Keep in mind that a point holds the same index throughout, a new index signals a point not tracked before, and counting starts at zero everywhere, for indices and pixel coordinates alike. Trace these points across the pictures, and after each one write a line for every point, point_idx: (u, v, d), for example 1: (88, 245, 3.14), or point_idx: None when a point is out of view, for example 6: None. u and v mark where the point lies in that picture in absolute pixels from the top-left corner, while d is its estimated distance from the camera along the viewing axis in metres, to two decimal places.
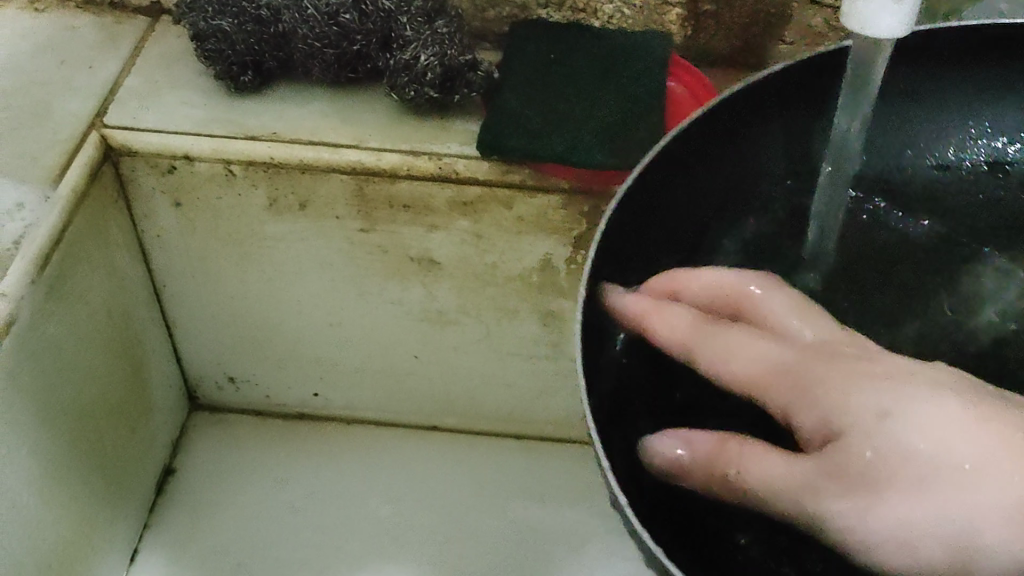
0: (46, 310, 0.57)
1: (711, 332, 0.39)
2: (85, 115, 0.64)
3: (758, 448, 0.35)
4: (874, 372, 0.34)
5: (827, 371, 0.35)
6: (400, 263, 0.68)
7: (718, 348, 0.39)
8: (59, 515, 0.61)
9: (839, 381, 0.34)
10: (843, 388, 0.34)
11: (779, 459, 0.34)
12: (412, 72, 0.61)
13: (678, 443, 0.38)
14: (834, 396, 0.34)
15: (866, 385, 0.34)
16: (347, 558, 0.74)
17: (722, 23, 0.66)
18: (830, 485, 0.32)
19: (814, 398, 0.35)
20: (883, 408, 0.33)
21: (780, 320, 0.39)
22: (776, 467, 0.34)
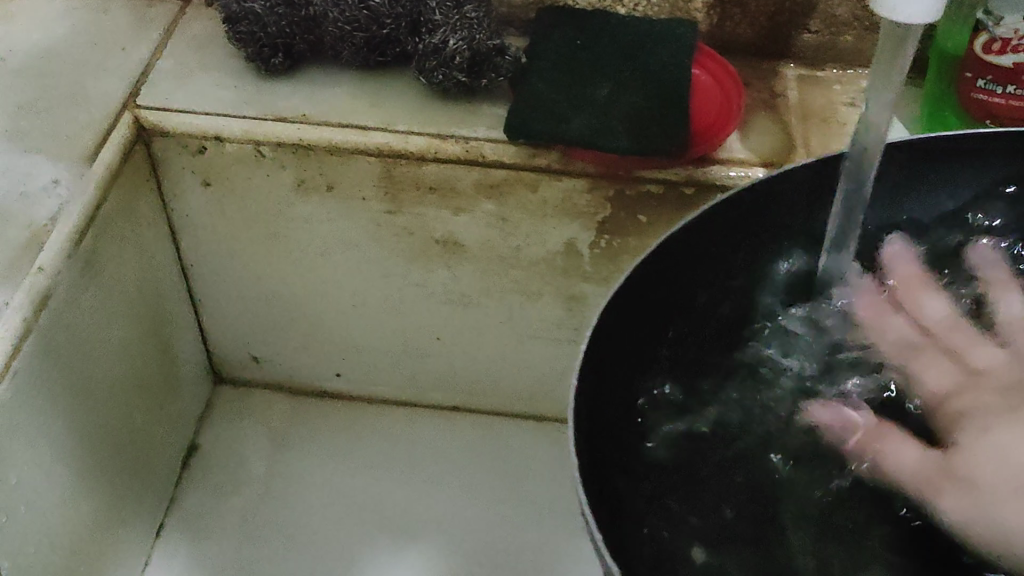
0: (82, 285, 0.58)
1: (893, 342, 0.45)
2: (119, 95, 0.65)
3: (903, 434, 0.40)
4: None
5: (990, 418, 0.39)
6: (426, 245, 0.69)
7: (878, 340, 0.45)
8: (91, 485, 0.62)
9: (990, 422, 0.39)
10: (977, 414, 0.40)
11: (915, 450, 0.39)
12: (440, 56, 0.61)
13: (847, 416, 0.42)
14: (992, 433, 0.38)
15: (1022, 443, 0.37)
16: (370, 536, 0.74)
17: (747, 11, 0.66)
18: (950, 493, 0.37)
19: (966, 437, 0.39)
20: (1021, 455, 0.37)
21: (956, 340, 0.44)
22: (913, 458, 0.39)
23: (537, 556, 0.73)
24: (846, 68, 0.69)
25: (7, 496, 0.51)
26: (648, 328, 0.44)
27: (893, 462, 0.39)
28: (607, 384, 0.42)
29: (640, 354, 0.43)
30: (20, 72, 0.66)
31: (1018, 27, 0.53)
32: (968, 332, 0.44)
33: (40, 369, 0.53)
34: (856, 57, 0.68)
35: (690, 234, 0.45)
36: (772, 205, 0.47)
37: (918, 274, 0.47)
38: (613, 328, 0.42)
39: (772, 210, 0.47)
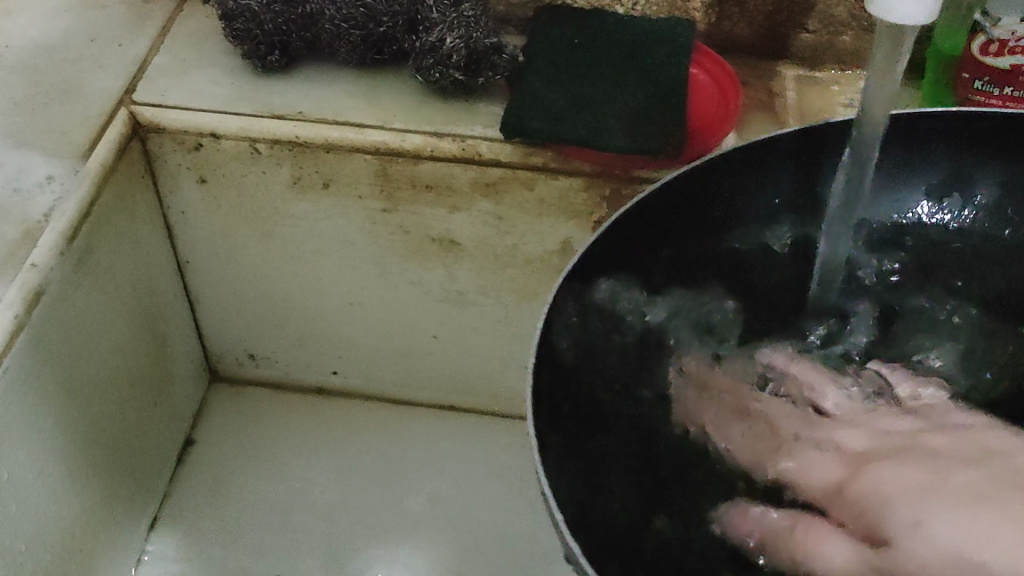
0: (76, 282, 0.58)
1: (780, 445, 0.41)
2: (115, 92, 0.65)
3: (805, 533, 0.36)
4: (923, 466, 0.36)
5: (891, 479, 0.36)
6: (422, 243, 0.69)
7: (762, 439, 0.41)
8: (84, 481, 0.62)
9: (885, 481, 0.36)
10: (872, 469, 0.37)
11: (832, 540, 0.35)
12: (437, 54, 0.61)
13: (749, 518, 0.38)
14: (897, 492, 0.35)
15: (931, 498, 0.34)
16: (363, 535, 0.74)
17: (745, 10, 0.66)
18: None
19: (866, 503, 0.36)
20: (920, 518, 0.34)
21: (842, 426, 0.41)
22: (831, 552, 0.35)
23: (531, 556, 0.73)
24: (845, 68, 0.68)
25: None
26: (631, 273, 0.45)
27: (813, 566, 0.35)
28: (568, 359, 0.42)
29: (605, 333, 0.44)
30: (16, 67, 0.66)
31: (1016, 29, 0.52)
32: (860, 420, 0.41)
33: (31, 366, 0.53)
34: (854, 58, 0.68)
35: (662, 207, 0.45)
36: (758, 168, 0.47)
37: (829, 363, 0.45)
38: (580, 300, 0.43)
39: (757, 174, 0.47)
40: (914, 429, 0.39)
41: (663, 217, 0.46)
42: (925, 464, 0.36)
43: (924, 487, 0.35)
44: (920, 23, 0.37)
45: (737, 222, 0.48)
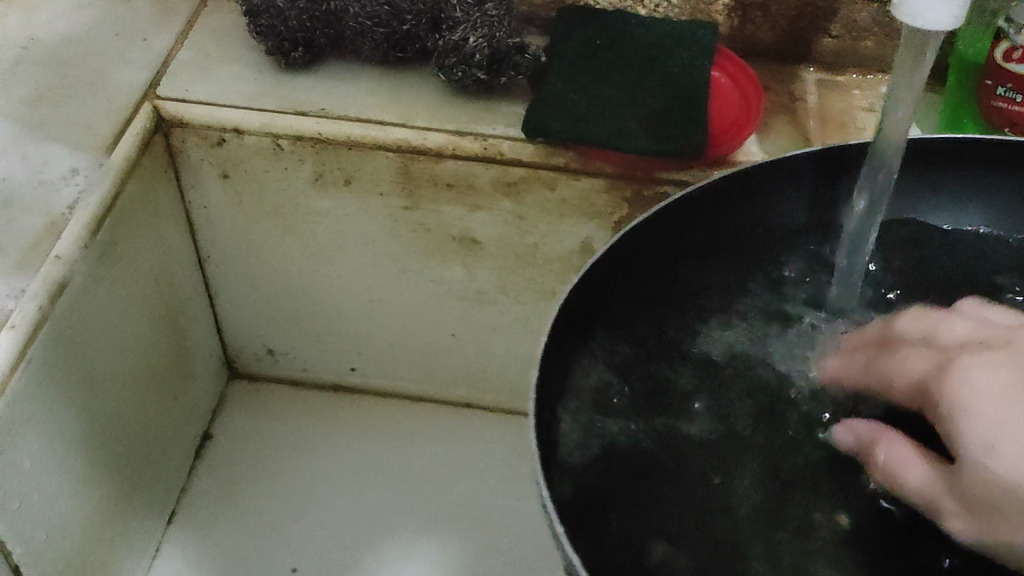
0: (98, 273, 0.58)
1: (882, 356, 0.39)
2: (140, 86, 0.65)
3: (898, 447, 0.35)
4: (1017, 370, 0.33)
5: (976, 375, 0.33)
6: (442, 241, 0.69)
7: (863, 369, 0.40)
8: (105, 472, 0.62)
9: (969, 377, 0.34)
10: (927, 376, 0.36)
11: (923, 463, 0.34)
12: (460, 54, 0.62)
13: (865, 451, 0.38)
14: (972, 392, 0.33)
15: (1004, 401, 0.32)
16: (379, 531, 0.75)
17: (767, 14, 0.66)
18: (951, 502, 0.32)
19: (942, 405, 0.34)
20: (987, 436, 0.31)
21: (945, 322, 0.38)
22: (920, 477, 0.34)
23: (548, 554, 0.73)
24: (868, 73, 0.68)
25: (19, 482, 0.51)
26: (643, 278, 0.44)
27: (908, 486, 0.34)
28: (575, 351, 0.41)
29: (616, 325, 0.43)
30: (41, 59, 0.66)
31: None
32: (966, 316, 0.38)
33: (55, 356, 0.53)
34: (876, 62, 0.68)
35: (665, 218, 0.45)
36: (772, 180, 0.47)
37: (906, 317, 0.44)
38: (580, 299, 0.42)
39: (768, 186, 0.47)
40: (970, 324, 0.38)
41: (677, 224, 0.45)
42: (1012, 367, 0.34)
43: (1001, 391, 0.32)
44: (948, 28, 0.37)
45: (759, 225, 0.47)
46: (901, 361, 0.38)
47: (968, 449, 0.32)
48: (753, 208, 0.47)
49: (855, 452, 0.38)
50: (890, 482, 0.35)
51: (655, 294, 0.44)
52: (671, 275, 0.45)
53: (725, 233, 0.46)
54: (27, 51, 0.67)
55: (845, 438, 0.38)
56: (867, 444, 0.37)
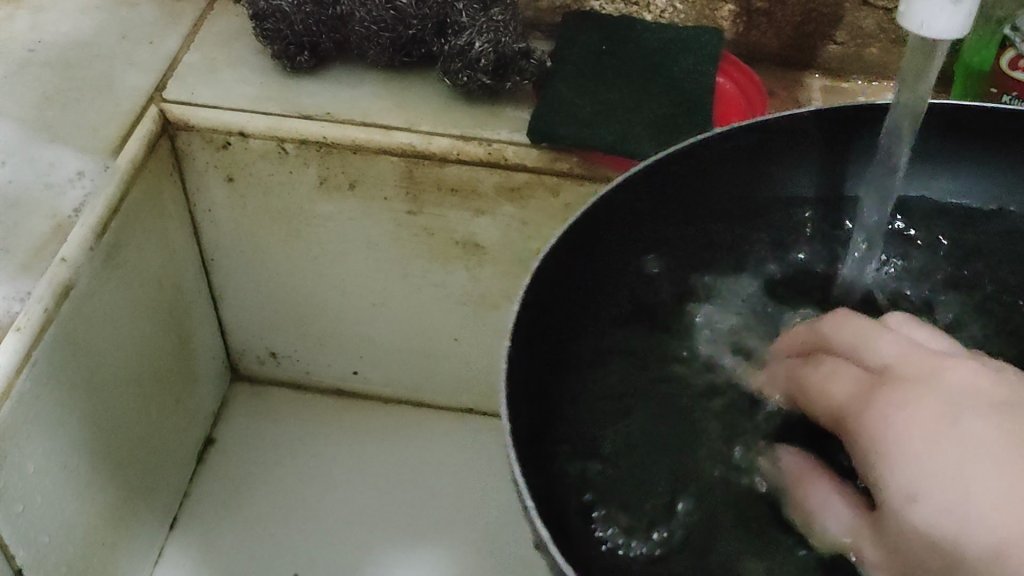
0: (102, 276, 0.58)
1: (805, 373, 0.37)
2: (145, 90, 0.65)
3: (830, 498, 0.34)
4: (936, 406, 0.31)
5: (894, 417, 0.31)
6: (446, 245, 0.69)
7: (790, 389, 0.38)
8: (108, 476, 0.62)
9: (890, 417, 0.31)
10: (853, 407, 0.33)
11: (845, 509, 0.33)
12: (465, 58, 0.62)
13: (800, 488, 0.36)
14: (889, 438, 0.31)
15: (921, 451, 0.30)
16: (382, 535, 0.75)
17: (772, 20, 0.66)
18: (871, 546, 0.31)
19: (861, 442, 0.32)
20: (908, 486, 0.29)
21: (871, 336, 0.35)
22: (841, 520, 0.33)
23: None
24: (873, 80, 0.68)
25: (23, 484, 0.52)
26: (629, 234, 0.43)
27: (830, 529, 0.34)
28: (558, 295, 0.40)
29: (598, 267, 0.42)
30: (48, 63, 0.66)
31: None
32: (892, 328, 0.36)
33: (59, 360, 0.53)
34: (880, 69, 0.68)
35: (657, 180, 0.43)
36: (780, 137, 0.45)
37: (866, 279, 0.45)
38: (561, 261, 0.40)
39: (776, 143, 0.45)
40: (899, 339, 0.35)
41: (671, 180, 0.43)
42: (930, 402, 0.31)
43: (915, 434, 0.30)
44: (950, 40, 0.37)
45: (760, 181, 0.46)
46: (825, 387, 0.35)
47: (887, 498, 0.30)
48: (750, 169, 0.45)
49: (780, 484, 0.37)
50: (811, 521, 0.35)
51: (637, 249, 0.44)
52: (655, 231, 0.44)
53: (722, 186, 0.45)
54: (33, 54, 0.67)
55: (776, 466, 0.38)
56: (792, 479, 0.37)
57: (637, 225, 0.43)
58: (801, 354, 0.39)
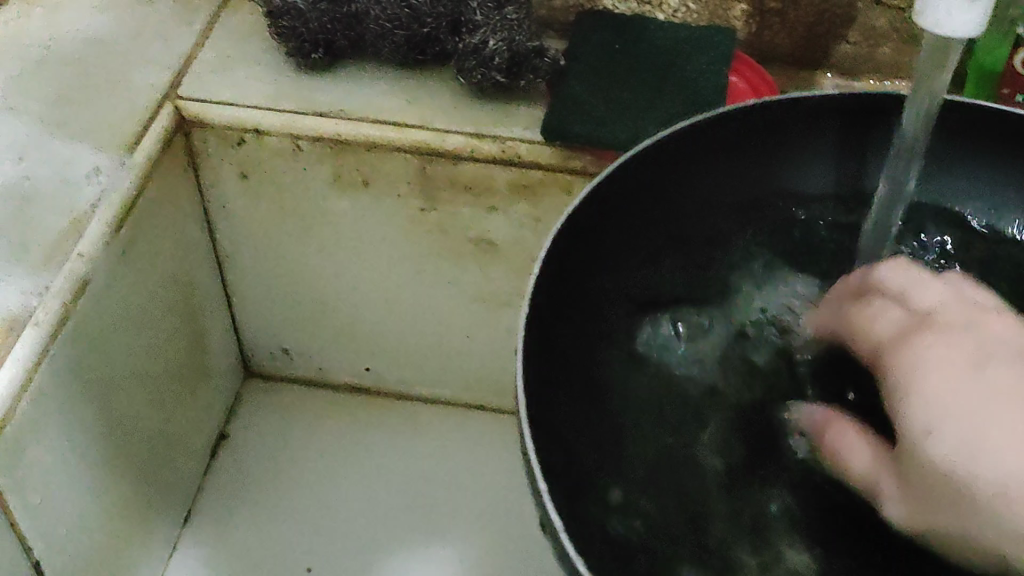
0: (117, 270, 0.58)
1: (851, 312, 0.39)
2: (161, 86, 0.65)
3: (849, 436, 0.35)
4: (971, 356, 0.33)
5: (932, 358, 0.33)
6: (459, 242, 0.69)
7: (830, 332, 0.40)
8: (123, 470, 0.62)
9: (927, 357, 0.33)
10: (892, 348, 0.35)
11: (870, 447, 0.34)
12: (479, 56, 0.62)
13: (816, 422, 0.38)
14: (922, 375, 0.33)
15: (952, 390, 0.31)
16: (393, 530, 0.75)
17: (785, 20, 0.67)
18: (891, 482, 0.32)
19: (896, 376, 0.34)
20: (928, 417, 0.31)
21: (922, 284, 0.37)
22: (864, 454, 0.34)
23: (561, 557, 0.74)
24: (885, 79, 0.69)
25: (40, 477, 0.52)
26: (637, 215, 0.44)
27: (852, 462, 0.35)
28: (563, 277, 0.41)
29: (607, 249, 0.43)
30: (64, 58, 0.67)
31: None
32: (943, 282, 0.37)
33: (76, 353, 0.54)
34: (893, 68, 0.68)
35: (666, 159, 0.44)
36: (788, 125, 0.45)
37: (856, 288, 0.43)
38: (571, 237, 0.41)
39: (783, 130, 0.46)
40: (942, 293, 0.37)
41: (678, 159, 0.44)
42: (968, 352, 0.33)
43: (949, 375, 0.32)
44: (965, 39, 0.37)
45: (768, 172, 0.46)
46: (866, 330, 0.37)
47: (907, 425, 0.32)
48: (762, 154, 0.46)
49: (796, 432, 0.38)
50: (832, 459, 0.36)
51: (649, 232, 0.44)
52: (660, 216, 0.45)
53: (729, 173, 0.46)
54: (50, 50, 0.67)
55: (794, 413, 0.39)
56: (809, 428, 0.38)
57: (645, 207, 0.44)
58: (836, 303, 0.41)
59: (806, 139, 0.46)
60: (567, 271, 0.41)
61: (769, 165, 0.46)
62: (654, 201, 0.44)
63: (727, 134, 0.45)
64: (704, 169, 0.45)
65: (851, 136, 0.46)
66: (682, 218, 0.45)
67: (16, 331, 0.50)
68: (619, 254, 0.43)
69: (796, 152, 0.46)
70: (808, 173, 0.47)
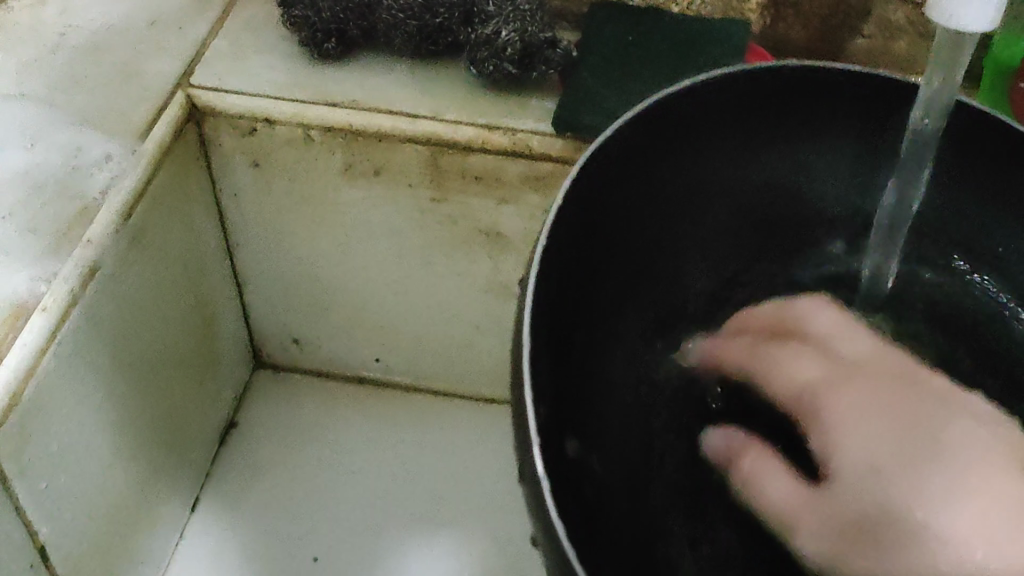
0: (126, 258, 0.58)
1: (769, 349, 0.42)
2: (173, 75, 0.65)
3: (761, 460, 0.39)
4: (883, 411, 0.36)
5: (866, 417, 0.36)
6: (470, 234, 0.69)
7: (764, 361, 0.42)
8: (131, 458, 0.63)
9: (853, 398, 0.38)
10: (844, 381, 0.38)
11: (780, 477, 0.37)
12: (492, 47, 0.62)
13: (736, 440, 0.42)
14: (851, 428, 0.37)
15: (886, 454, 0.35)
16: (402, 521, 0.75)
17: (800, 12, 0.66)
18: (812, 525, 0.35)
19: (820, 414, 0.38)
20: (878, 464, 0.35)
21: (842, 328, 0.42)
22: (783, 490, 0.37)
23: None
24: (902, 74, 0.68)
25: (48, 462, 0.52)
26: (631, 193, 0.42)
27: (768, 501, 0.37)
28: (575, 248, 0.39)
29: (604, 227, 0.41)
30: (78, 47, 0.66)
31: None
32: (860, 330, 0.42)
33: (85, 339, 0.54)
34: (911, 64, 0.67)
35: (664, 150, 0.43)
36: (790, 106, 0.45)
37: (765, 322, 0.44)
38: (586, 210, 0.40)
39: (783, 113, 0.45)
40: (874, 346, 0.41)
41: (676, 137, 0.43)
42: (903, 421, 0.36)
43: (890, 445, 0.35)
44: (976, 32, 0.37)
45: (756, 158, 0.46)
46: (808, 387, 0.39)
47: (852, 492, 0.34)
48: (755, 145, 0.45)
49: (714, 454, 0.42)
50: (744, 485, 0.39)
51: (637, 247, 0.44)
52: (651, 197, 0.43)
53: (717, 161, 0.45)
54: (63, 38, 0.67)
55: (714, 440, 0.43)
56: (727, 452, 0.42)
57: (638, 188, 0.42)
58: (775, 336, 0.43)
59: (800, 129, 0.45)
60: (574, 239, 0.39)
61: (754, 162, 0.46)
62: (648, 180, 0.43)
63: (728, 112, 0.44)
64: (697, 154, 0.44)
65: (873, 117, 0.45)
66: (665, 204, 0.44)
67: (24, 318, 0.50)
68: (610, 241, 0.41)
69: (780, 146, 0.46)
70: (801, 196, 0.48)
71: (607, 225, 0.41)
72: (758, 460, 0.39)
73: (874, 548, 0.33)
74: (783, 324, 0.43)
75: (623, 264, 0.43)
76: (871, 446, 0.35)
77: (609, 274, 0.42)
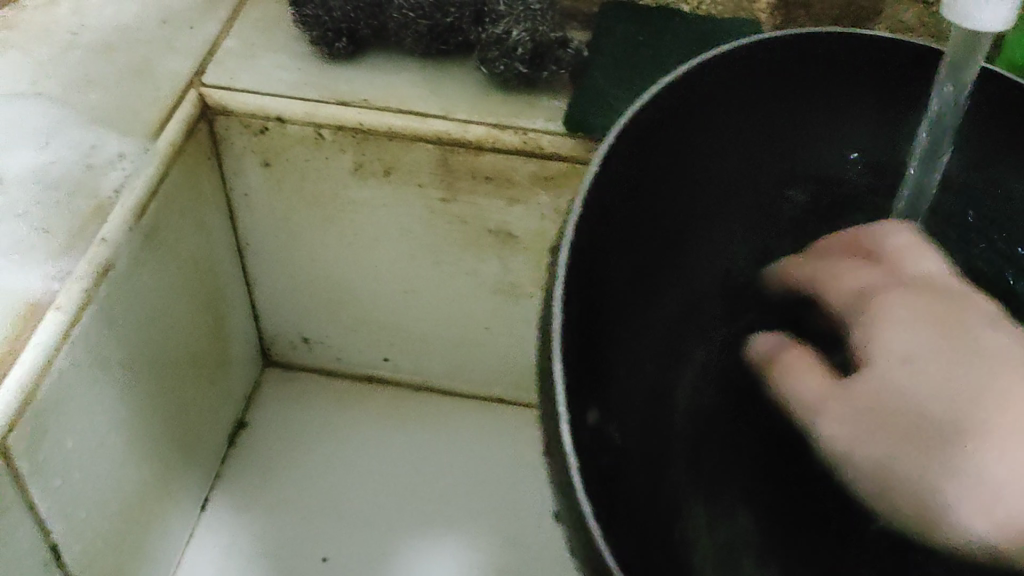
0: (139, 257, 0.58)
1: (830, 265, 0.43)
2: (184, 74, 0.65)
3: (806, 362, 0.40)
4: (933, 320, 0.38)
5: (913, 327, 0.37)
6: (480, 234, 0.69)
7: (830, 278, 0.43)
8: (142, 457, 0.63)
9: (902, 311, 0.39)
10: (895, 295, 0.40)
11: (814, 378, 0.39)
12: (502, 46, 0.62)
13: (784, 340, 0.43)
14: (897, 334, 0.38)
15: (928, 358, 0.36)
16: (411, 520, 0.75)
17: (811, 13, 0.66)
18: (839, 424, 0.37)
19: (866, 324, 0.39)
20: (915, 361, 0.36)
21: (916, 250, 0.42)
22: (815, 388, 0.39)
23: None
24: None
25: (62, 460, 0.52)
26: (663, 167, 0.41)
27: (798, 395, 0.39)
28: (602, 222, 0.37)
29: (633, 202, 0.39)
30: (90, 46, 0.67)
31: None
32: (932, 251, 0.43)
33: (97, 338, 0.54)
34: None
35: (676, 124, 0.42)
36: (817, 79, 0.44)
37: (841, 240, 0.45)
38: (621, 180, 0.39)
39: (810, 84, 0.44)
40: (943, 272, 0.42)
41: (705, 109, 0.42)
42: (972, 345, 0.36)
43: (937, 352, 0.36)
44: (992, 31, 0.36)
45: (790, 135, 0.45)
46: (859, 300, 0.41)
47: (890, 393, 0.36)
48: (787, 119, 0.44)
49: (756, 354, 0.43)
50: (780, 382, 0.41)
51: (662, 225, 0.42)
52: (684, 172, 0.42)
53: (751, 135, 0.43)
54: (75, 37, 0.67)
55: (759, 346, 0.43)
56: (774, 354, 0.42)
57: (670, 161, 0.41)
58: (841, 253, 0.44)
59: (824, 104, 0.44)
60: (603, 214, 0.37)
61: (788, 137, 0.45)
62: (679, 153, 0.41)
63: (756, 81, 0.43)
64: (729, 128, 0.43)
65: (896, 96, 0.45)
66: (698, 180, 0.42)
67: (37, 317, 0.50)
68: (643, 218, 0.40)
69: (813, 119, 0.45)
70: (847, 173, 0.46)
71: (638, 201, 0.40)
72: (801, 362, 0.41)
73: (913, 457, 0.34)
74: (851, 246, 0.44)
75: (657, 242, 0.41)
76: (918, 351, 0.36)
77: (642, 251, 0.40)
